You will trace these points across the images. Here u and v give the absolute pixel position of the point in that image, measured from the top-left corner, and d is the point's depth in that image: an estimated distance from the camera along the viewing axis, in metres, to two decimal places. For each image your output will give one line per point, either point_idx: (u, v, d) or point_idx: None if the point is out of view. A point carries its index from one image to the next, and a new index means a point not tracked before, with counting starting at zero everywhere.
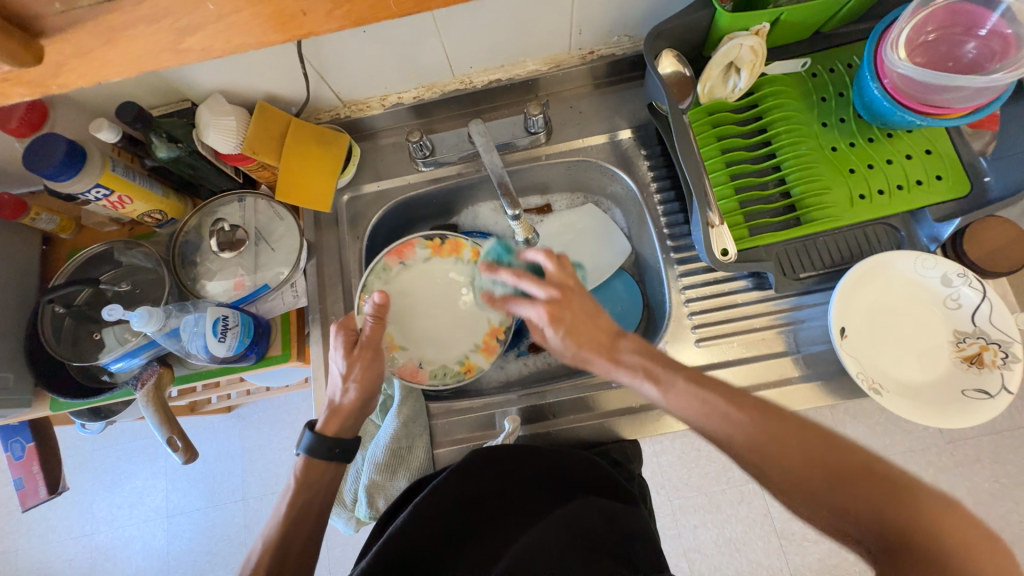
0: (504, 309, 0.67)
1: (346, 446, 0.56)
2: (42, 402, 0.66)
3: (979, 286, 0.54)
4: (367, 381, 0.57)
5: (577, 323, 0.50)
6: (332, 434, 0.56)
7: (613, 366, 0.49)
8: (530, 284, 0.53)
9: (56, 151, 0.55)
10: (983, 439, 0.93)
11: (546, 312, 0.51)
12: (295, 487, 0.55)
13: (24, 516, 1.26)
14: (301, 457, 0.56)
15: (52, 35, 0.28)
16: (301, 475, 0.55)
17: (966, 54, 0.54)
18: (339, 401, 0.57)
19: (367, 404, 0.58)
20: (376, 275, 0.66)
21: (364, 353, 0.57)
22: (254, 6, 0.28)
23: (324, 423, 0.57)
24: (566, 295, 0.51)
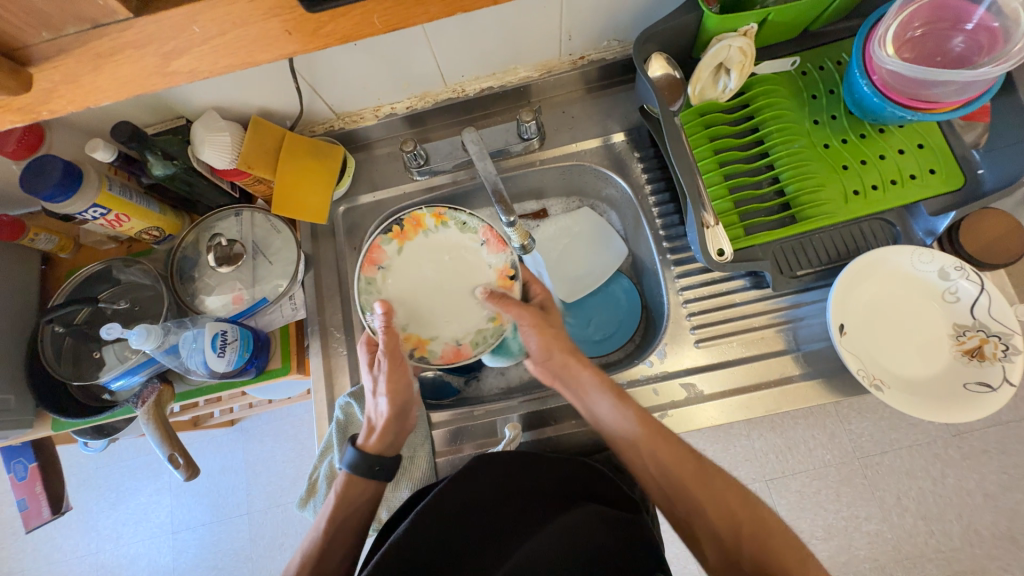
0: (498, 250, 0.64)
1: (385, 462, 0.56)
2: (44, 422, 0.66)
3: (976, 279, 0.54)
4: (400, 392, 0.56)
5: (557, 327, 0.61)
6: (373, 451, 0.57)
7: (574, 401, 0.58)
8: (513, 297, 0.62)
9: (52, 172, 0.55)
10: (989, 431, 0.93)
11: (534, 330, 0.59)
12: (335, 504, 0.56)
13: (29, 537, 1.25)
14: (342, 473, 0.57)
15: (39, 61, 0.28)
16: (342, 492, 0.56)
17: (954, 48, 0.55)
18: (375, 415, 0.58)
19: (405, 415, 0.58)
20: (365, 293, 0.62)
21: (388, 363, 0.57)
22: (241, 28, 0.28)
23: (365, 438, 0.58)
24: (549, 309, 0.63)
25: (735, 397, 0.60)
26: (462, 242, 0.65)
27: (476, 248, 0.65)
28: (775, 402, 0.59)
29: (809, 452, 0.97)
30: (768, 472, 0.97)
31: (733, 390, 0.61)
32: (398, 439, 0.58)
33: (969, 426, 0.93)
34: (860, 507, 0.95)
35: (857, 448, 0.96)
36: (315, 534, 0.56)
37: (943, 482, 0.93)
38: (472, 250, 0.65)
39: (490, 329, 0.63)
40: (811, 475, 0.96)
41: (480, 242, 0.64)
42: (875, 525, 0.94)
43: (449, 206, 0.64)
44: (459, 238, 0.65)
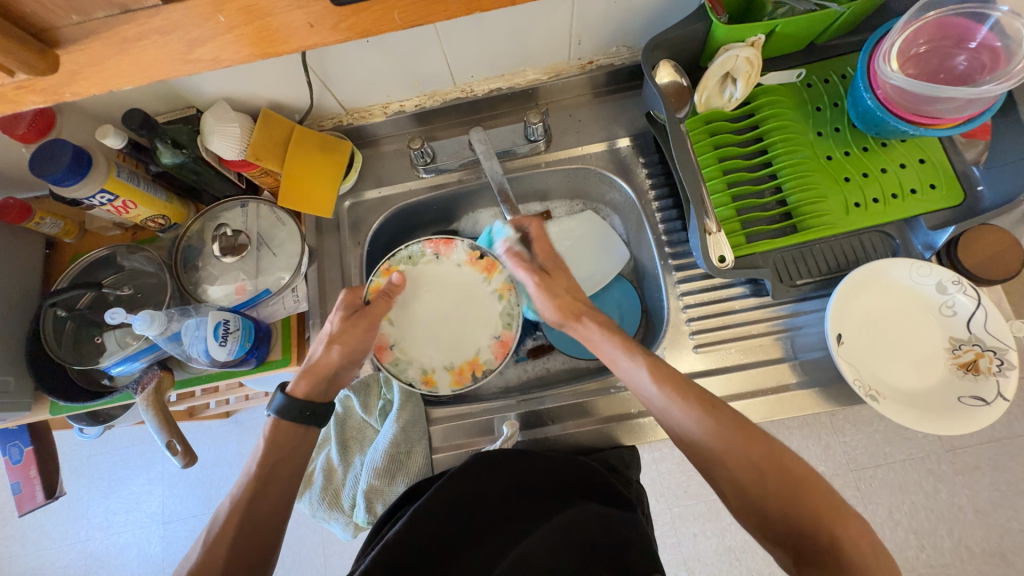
0: (451, 246, 0.68)
1: (316, 409, 0.56)
2: (42, 406, 0.66)
3: (973, 294, 0.55)
4: (354, 345, 0.59)
5: (561, 294, 0.61)
6: (303, 395, 0.57)
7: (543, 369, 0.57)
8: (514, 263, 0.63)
9: (63, 156, 0.55)
10: (983, 447, 0.93)
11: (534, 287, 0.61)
12: (265, 446, 0.54)
13: (18, 523, 1.25)
14: (270, 419, 0.55)
15: (66, 44, 0.28)
16: (271, 435, 0.54)
17: (958, 66, 0.56)
18: (316, 359, 0.59)
19: (347, 367, 0.60)
20: (407, 373, 0.64)
21: (360, 323, 0.60)
22: (264, 18, 0.29)
23: (295, 383, 0.57)
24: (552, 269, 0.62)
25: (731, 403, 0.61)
26: (434, 277, 0.68)
27: (447, 262, 0.68)
28: (771, 409, 0.60)
29: None
30: None
31: (730, 396, 0.61)
32: (330, 390, 0.59)
33: (962, 441, 0.93)
34: None
35: (851, 460, 0.96)
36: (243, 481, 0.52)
37: (936, 496, 0.93)
38: (434, 267, 0.68)
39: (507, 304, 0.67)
40: None
41: (437, 256, 0.68)
42: None
43: (389, 259, 0.66)
44: (434, 270, 0.68)
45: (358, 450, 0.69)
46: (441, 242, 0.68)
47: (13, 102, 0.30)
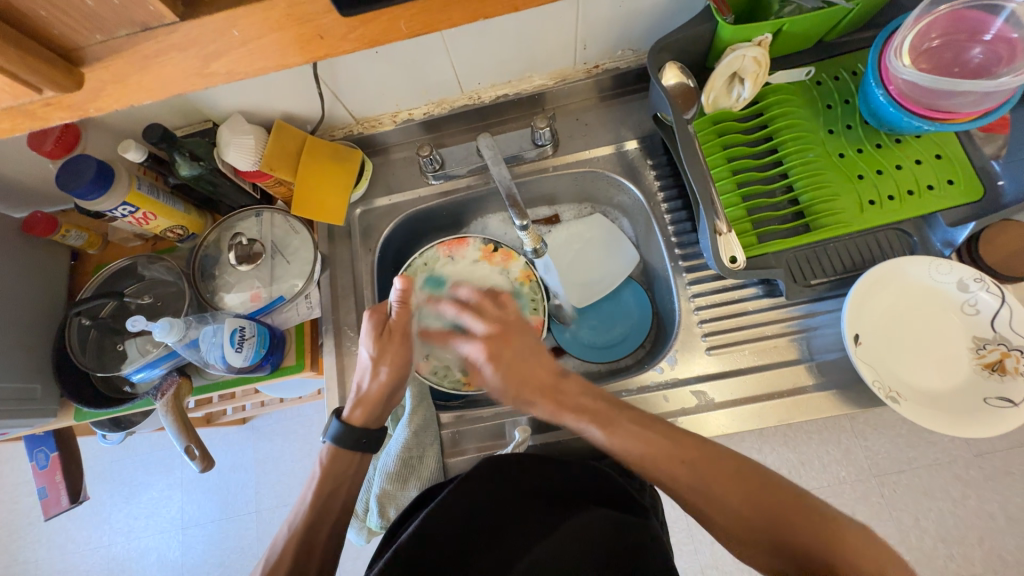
0: (462, 247, 0.73)
1: (373, 435, 0.58)
2: (67, 412, 0.68)
3: (997, 291, 0.53)
4: (398, 368, 0.58)
5: (522, 361, 0.55)
6: (361, 423, 0.58)
7: (556, 408, 0.53)
8: (472, 318, 0.58)
9: (87, 170, 0.57)
10: (1014, 452, 0.90)
11: (484, 349, 0.56)
12: (321, 475, 0.57)
13: (45, 527, 1.28)
14: (328, 445, 0.57)
15: (91, 62, 0.29)
16: (329, 463, 0.57)
17: (973, 59, 0.54)
18: (366, 389, 0.58)
19: (395, 390, 0.59)
20: (447, 380, 0.68)
21: (394, 339, 0.58)
22: (275, 33, 0.29)
23: (350, 410, 0.58)
24: (507, 333, 0.57)
25: (747, 406, 0.60)
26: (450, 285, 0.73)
27: (461, 261, 0.73)
28: (787, 412, 0.59)
29: (823, 468, 0.95)
30: None
31: (745, 399, 0.60)
32: (384, 412, 0.59)
33: (992, 446, 0.90)
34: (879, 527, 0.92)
35: (873, 465, 0.94)
36: (302, 508, 0.56)
37: (964, 503, 0.90)
38: (451, 266, 0.73)
39: (529, 290, 0.72)
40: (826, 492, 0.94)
41: (450, 257, 0.73)
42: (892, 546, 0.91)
43: (406, 268, 0.71)
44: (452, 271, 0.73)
45: (370, 455, 0.69)
46: (451, 244, 0.74)
47: (41, 119, 0.31)
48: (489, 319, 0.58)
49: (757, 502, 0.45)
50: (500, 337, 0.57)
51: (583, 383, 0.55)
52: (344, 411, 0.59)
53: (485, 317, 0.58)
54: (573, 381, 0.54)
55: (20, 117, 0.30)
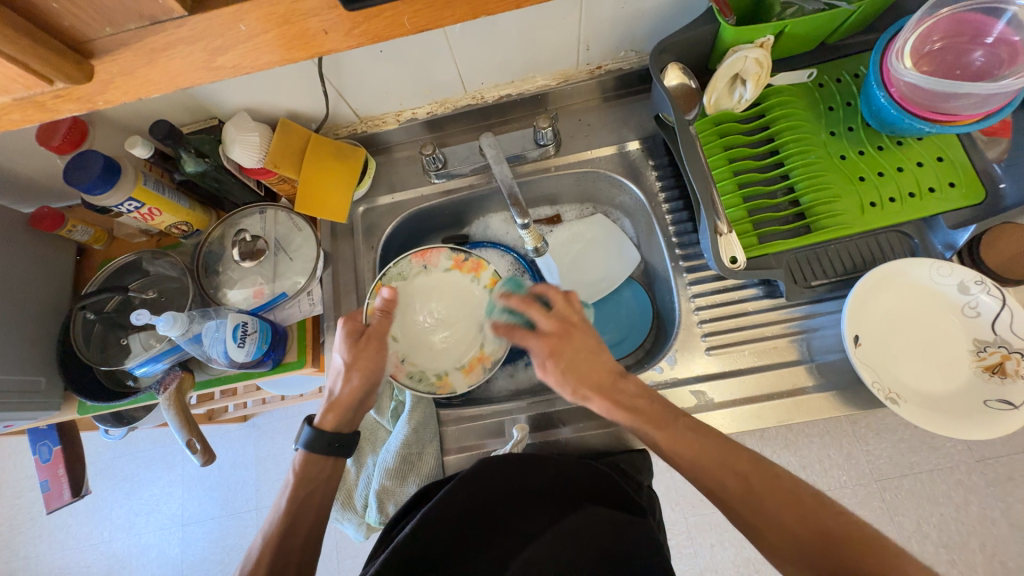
0: (435, 257, 0.70)
1: (344, 440, 0.58)
2: (70, 405, 0.68)
3: (998, 294, 0.53)
4: (369, 374, 0.58)
5: (579, 357, 0.54)
6: (332, 428, 0.58)
7: (611, 405, 0.52)
8: (535, 313, 0.57)
9: (94, 166, 0.58)
10: (1017, 458, 0.89)
11: (546, 345, 0.55)
12: (295, 482, 0.57)
13: (47, 521, 1.29)
14: (300, 452, 0.57)
15: (101, 55, 0.30)
16: (301, 469, 0.57)
17: (974, 62, 0.55)
18: (339, 394, 0.58)
19: (365, 396, 0.59)
20: (424, 383, 0.66)
21: (371, 343, 0.59)
22: (282, 27, 0.30)
23: (323, 416, 0.58)
24: (568, 330, 0.55)
25: (747, 406, 0.60)
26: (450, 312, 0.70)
27: (437, 271, 0.71)
28: (786, 412, 0.59)
29: (824, 473, 0.95)
30: None
31: (745, 399, 0.60)
32: (357, 414, 0.60)
33: (994, 451, 0.90)
34: (881, 533, 0.92)
35: (874, 470, 0.93)
36: (275, 516, 0.56)
37: (966, 509, 0.90)
38: (422, 275, 0.71)
39: None
40: (826, 496, 0.94)
41: (425, 267, 0.70)
42: None
43: (380, 277, 0.67)
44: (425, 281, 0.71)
45: (370, 451, 0.70)
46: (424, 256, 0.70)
47: (51, 111, 0.31)
48: (552, 316, 0.56)
49: (754, 511, 0.46)
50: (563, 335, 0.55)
51: (642, 386, 0.54)
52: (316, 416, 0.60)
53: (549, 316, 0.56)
54: (631, 382, 0.53)
55: (31, 108, 0.31)
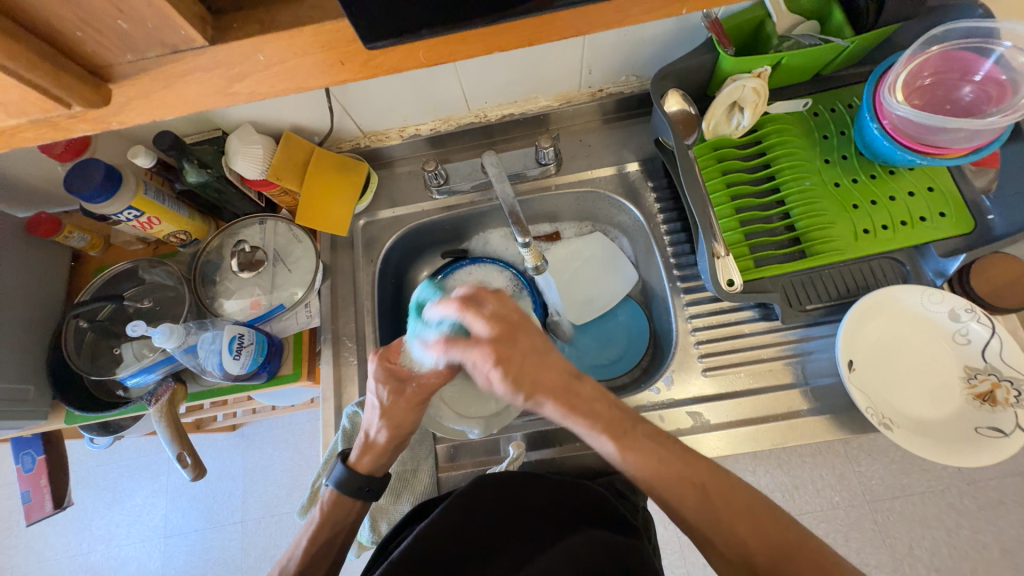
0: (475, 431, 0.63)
1: (375, 484, 0.56)
2: (58, 414, 0.67)
3: (987, 322, 0.54)
4: (402, 425, 0.56)
5: (525, 359, 0.51)
6: (363, 470, 0.57)
7: (568, 411, 0.51)
8: (466, 347, 0.52)
9: (95, 174, 0.58)
10: (1006, 481, 0.90)
11: (492, 351, 0.50)
12: (319, 521, 0.56)
13: (23, 532, 1.25)
14: (330, 490, 0.56)
15: (119, 79, 0.30)
16: (328, 509, 0.56)
17: (963, 97, 0.57)
18: (375, 438, 0.56)
19: (402, 443, 0.58)
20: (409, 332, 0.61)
21: (412, 399, 0.56)
22: (299, 58, 0.30)
23: (357, 457, 0.57)
24: (513, 331, 0.51)
25: (741, 428, 0.60)
26: None
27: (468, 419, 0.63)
28: (781, 436, 0.59)
29: (816, 492, 0.95)
30: None
31: (740, 421, 0.60)
32: (390, 459, 0.58)
33: (984, 475, 0.91)
34: (871, 554, 0.92)
35: (866, 491, 0.93)
36: (296, 551, 0.56)
37: (957, 532, 0.90)
38: (443, 417, 0.63)
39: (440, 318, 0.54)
40: (819, 516, 0.94)
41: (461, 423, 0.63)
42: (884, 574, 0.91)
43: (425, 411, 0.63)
44: (454, 415, 0.63)
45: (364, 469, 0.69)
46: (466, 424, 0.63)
47: (64, 130, 0.31)
48: (492, 320, 0.51)
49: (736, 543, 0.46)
50: (506, 337, 0.51)
51: (596, 388, 0.53)
52: (351, 454, 0.58)
53: (489, 318, 0.51)
54: (588, 384, 0.52)
55: (45, 128, 0.31)
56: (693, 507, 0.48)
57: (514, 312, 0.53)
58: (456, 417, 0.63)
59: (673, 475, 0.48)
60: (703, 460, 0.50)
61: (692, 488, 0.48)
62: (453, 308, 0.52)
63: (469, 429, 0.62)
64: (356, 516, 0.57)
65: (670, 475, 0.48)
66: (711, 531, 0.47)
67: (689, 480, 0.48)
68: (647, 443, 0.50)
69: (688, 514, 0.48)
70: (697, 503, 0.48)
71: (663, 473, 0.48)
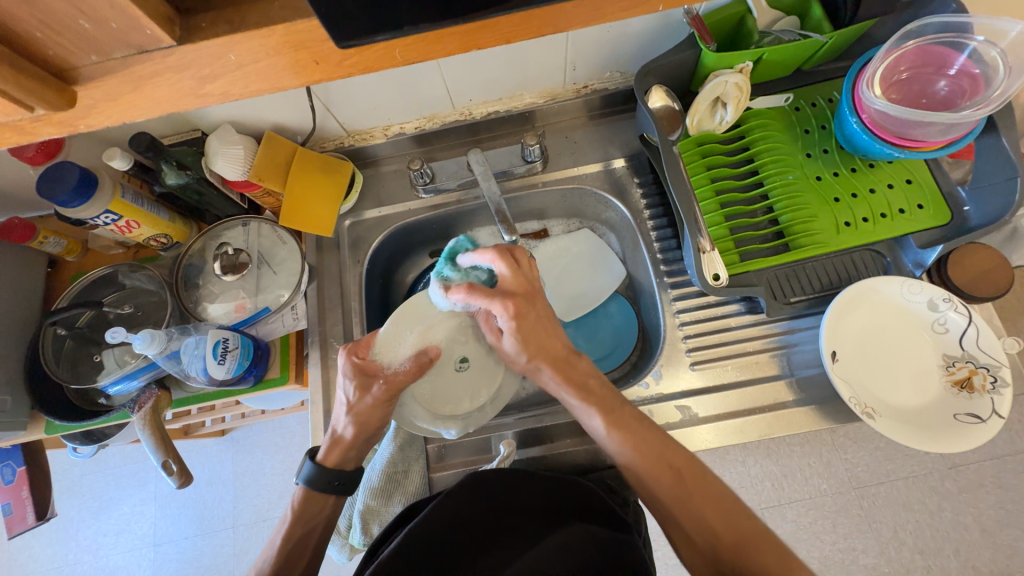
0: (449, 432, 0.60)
1: (345, 478, 0.56)
2: (37, 425, 0.65)
3: (964, 311, 0.56)
4: (370, 418, 0.56)
5: (539, 329, 0.55)
6: (332, 465, 0.56)
7: (564, 379, 0.54)
8: (483, 299, 0.55)
9: (69, 178, 0.56)
10: (985, 464, 0.93)
11: (514, 306, 0.54)
12: (292, 518, 0.55)
13: (7, 545, 1.22)
14: (301, 487, 0.56)
15: (84, 81, 0.29)
16: (300, 506, 0.55)
17: (938, 91, 0.58)
18: (342, 432, 0.57)
19: (372, 439, 0.58)
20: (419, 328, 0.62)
21: (378, 395, 0.56)
22: (271, 57, 0.29)
23: (325, 453, 0.57)
24: (532, 294, 0.56)
25: (729, 421, 0.61)
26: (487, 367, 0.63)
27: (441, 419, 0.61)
28: (768, 427, 0.60)
29: (804, 481, 0.97)
30: (764, 500, 0.97)
31: (728, 413, 0.61)
32: (361, 454, 0.58)
33: (965, 459, 0.93)
34: (857, 540, 0.94)
35: (853, 478, 0.95)
36: (270, 553, 0.55)
37: (940, 515, 0.92)
38: (417, 417, 0.60)
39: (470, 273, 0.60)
40: (807, 504, 0.96)
41: (434, 423, 0.60)
42: (872, 558, 0.93)
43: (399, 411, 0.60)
44: (429, 415, 0.60)
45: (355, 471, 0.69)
46: (441, 425, 0.60)
47: (29, 134, 0.30)
48: (518, 274, 0.56)
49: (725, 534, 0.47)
50: (527, 297, 0.56)
51: (591, 365, 0.56)
52: (318, 452, 0.58)
53: (515, 271, 0.56)
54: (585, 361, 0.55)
55: (8, 132, 0.30)
56: (671, 488, 0.48)
57: (535, 278, 0.57)
58: (431, 417, 0.60)
59: (654, 451, 0.49)
60: (682, 447, 0.51)
61: (668, 472, 0.49)
62: (487, 256, 0.57)
63: (444, 429, 0.60)
64: (331, 509, 0.57)
65: (650, 455, 0.49)
66: (690, 516, 0.47)
67: (665, 461, 0.49)
68: (634, 422, 0.51)
69: (674, 503, 0.48)
70: (672, 485, 0.48)
71: (644, 454, 0.49)
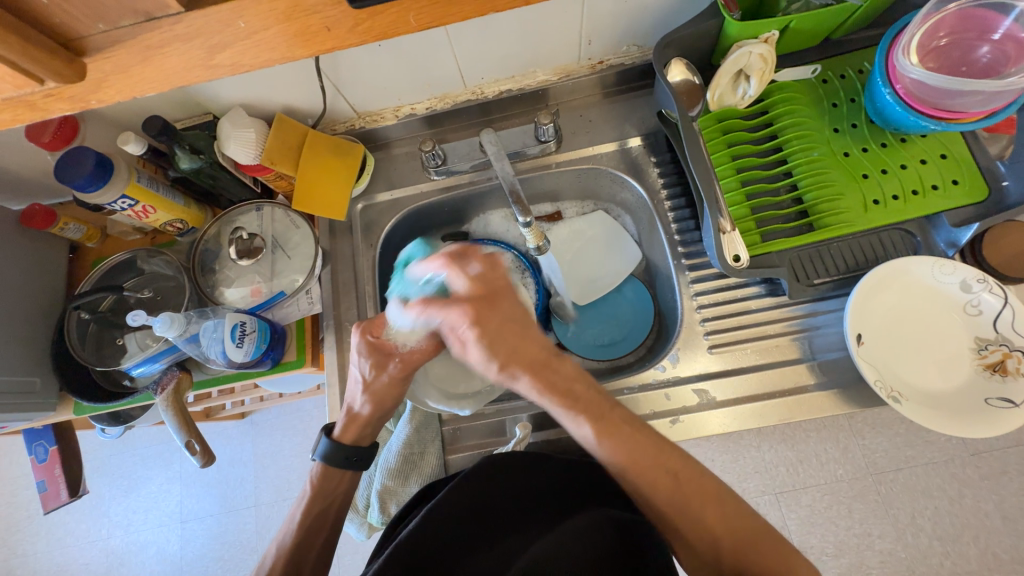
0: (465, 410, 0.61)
1: (362, 454, 0.57)
2: (66, 406, 0.67)
3: (1000, 293, 0.53)
4: (382, 397, 0.57)
5: (501, 335, 0.50)
6: (348, 441, 0.58)
7: (545, 386, 0.50)
8: (438, 309, 0.50)
9: (87, 163, 0.57)
10: (1011, 451, 0.90)
11: (471, 312, 0.49)
12: (307, 497, 0.56)
13: (44, 520, 1.28)
14: (318, 464, 0.57)
15: (94, 52, 0.29)
16: (315, 487, 0.56)
17: (980, 58, 0.54)
18: (358, 409, 0.57)
19: (386, 416, 0.59)
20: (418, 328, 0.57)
21: (394, 374, 0.56)
22: (282, 23, 0.29)
23: (341, 431, 0.58)
24: (492, 297, 0.51)
25: (748, 404, 0.60)
26: None
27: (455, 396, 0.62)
28: (787, 411, 0.59)
29: (820, 466, 0.96)
30: (779, 485, 0.97)
31: (746, 397, 0.60)
32: (376, 429, 0.59)
33: (989, 445, 0.91)
34: (874, 526, 0.93)
35: (870, 463, 0.94)
36: (290, 527, 0.56)
37: (960, 502, 0.91)
38: (433, 396, 0.61)
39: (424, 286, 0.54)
40: (822, 489, 0.95)
41: (449, 400, 0.61)
42: (887, 544, 0.92)
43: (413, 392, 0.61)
44: (445, 392, 0.61)
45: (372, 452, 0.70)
46: (456, 405, 0.61)
47: (42, 110, 0.30)
48: (475, 280, 0.51)
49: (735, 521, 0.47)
50: (488, 300, 0.50)
51: (577, 368, 0.52)
52: (334, 428, 0.59)
53: (472, 276, 0.51)
54: (570, 361, 0.52)
55: (21, 108, 0.30)
56: (679, 484, 0.48)
57: (496, 279, 0.52)
58: (445, 396, 0.61)
59: (654, 459, 0.48)
60: (679, 450, 0.50)
61: (669, 475, 0.48)
62: (439, 263, 0.51)
63: (459, 408, 0.61)
64: (349, 485, 0.58)
65: (643, 460, 0.48)
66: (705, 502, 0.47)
67: (664, 465, 0.48)
68: (626, 430, 0.49)
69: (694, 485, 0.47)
70: (681, 480, 0.48)
71: (643, 461, 0.48)
